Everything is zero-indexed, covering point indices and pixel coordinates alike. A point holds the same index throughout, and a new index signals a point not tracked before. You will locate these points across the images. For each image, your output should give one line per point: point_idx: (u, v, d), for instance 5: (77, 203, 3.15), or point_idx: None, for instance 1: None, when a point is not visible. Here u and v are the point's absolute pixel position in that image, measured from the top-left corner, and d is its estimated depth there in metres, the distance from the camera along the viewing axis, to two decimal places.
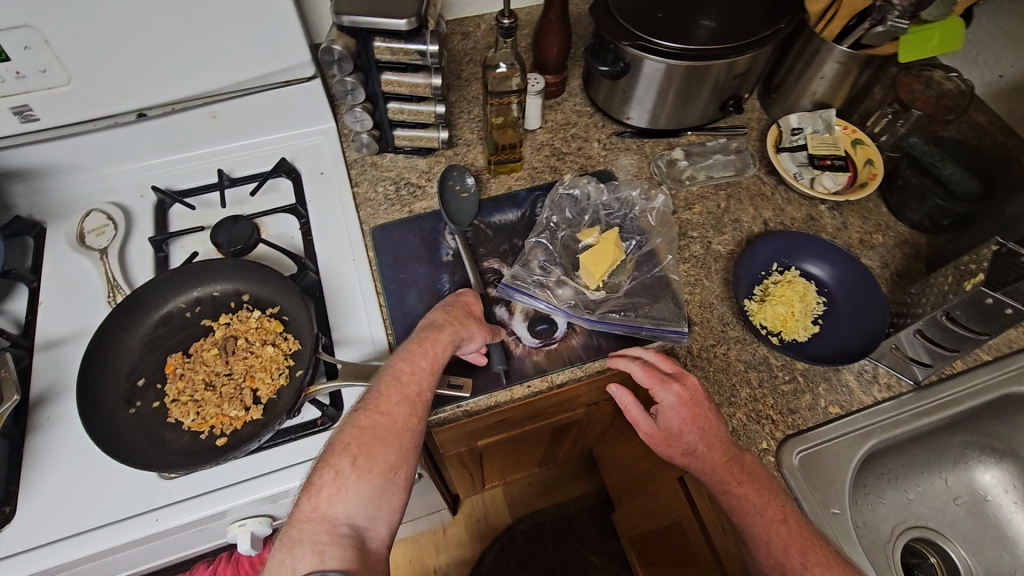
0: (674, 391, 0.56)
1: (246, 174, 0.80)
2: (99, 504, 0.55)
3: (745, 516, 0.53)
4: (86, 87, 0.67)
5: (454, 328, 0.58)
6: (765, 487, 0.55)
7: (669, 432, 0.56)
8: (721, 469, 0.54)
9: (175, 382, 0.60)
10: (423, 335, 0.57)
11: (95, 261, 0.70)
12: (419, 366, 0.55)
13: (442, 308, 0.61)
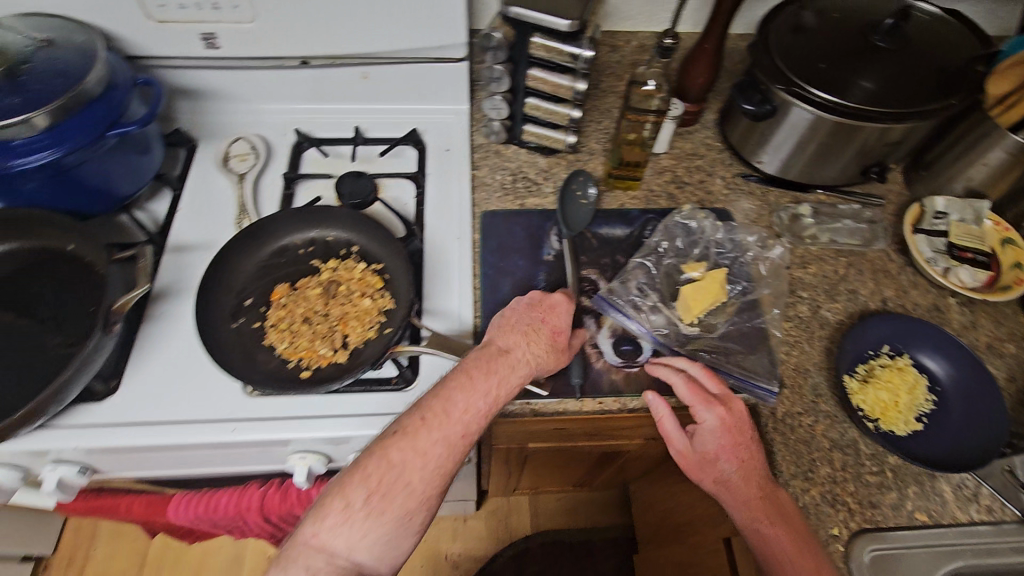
0: (716, 411, 0.56)
1: (378, 135, 0.84)
2: (187, 401, 0.60)
3: (773, 561, 0.52)
4: (265, 28, 0.73)
5: (525, 366, 0.57)
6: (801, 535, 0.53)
7: (705, 456, 0.57)
8: (753, 507, 0.54)
9: (277, 310, 0.64)
10: (489, 367, 0.56)
11: (233, 184, 0.77)
12: (473, 401, 0.53)
13: (518, 333, 0.59)
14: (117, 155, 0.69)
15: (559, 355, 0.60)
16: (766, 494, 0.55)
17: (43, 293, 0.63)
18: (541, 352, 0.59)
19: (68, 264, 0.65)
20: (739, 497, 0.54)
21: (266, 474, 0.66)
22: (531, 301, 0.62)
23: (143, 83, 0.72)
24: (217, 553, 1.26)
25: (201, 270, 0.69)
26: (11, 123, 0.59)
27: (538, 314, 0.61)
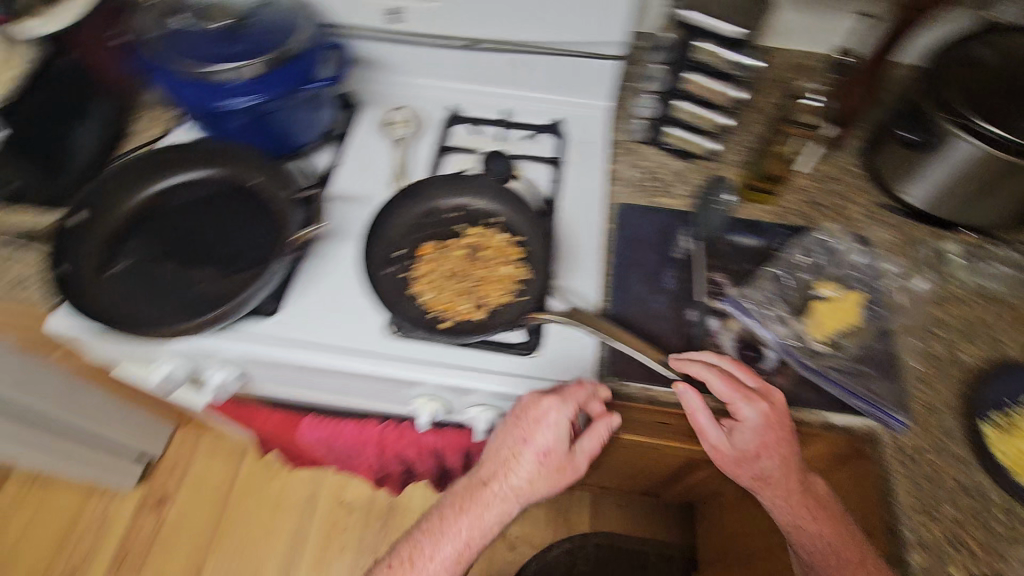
0: (758, 408, 0.57)
1: (523, 120, 0.88)
2: (339, 332, 0.67)
3: (812, 550, 0.59)
4: (445, 9, 0.80)
5: (499, 505, 0.63)
6: (840, 522, 0.60)
7: (744, 454, 0.59)
8: (794, 501, 0.59)
9: (424, 263, 0.69)
10: (461, 503, 0.65)
11: (391, 148, 0.84)
12: (448, 540, 0.64)
13: (500, 464, 0.64)
14: (301, 111, 0.77)
15: (550, 479, 0.63)
16: (803, 484, 0.59)
17: (228, 219, 0.71)
18: (527, 474, 0.63)
19: (249, 196, 0.73)
20: (782, 495, 0.59)
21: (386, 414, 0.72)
22: (516, 414, 0.62)
23: (336, 49, 0.80)
24: (296, 489, 1.36)
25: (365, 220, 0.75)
26: (231, 66, 0.69)
27: (522, 434, 0.62)
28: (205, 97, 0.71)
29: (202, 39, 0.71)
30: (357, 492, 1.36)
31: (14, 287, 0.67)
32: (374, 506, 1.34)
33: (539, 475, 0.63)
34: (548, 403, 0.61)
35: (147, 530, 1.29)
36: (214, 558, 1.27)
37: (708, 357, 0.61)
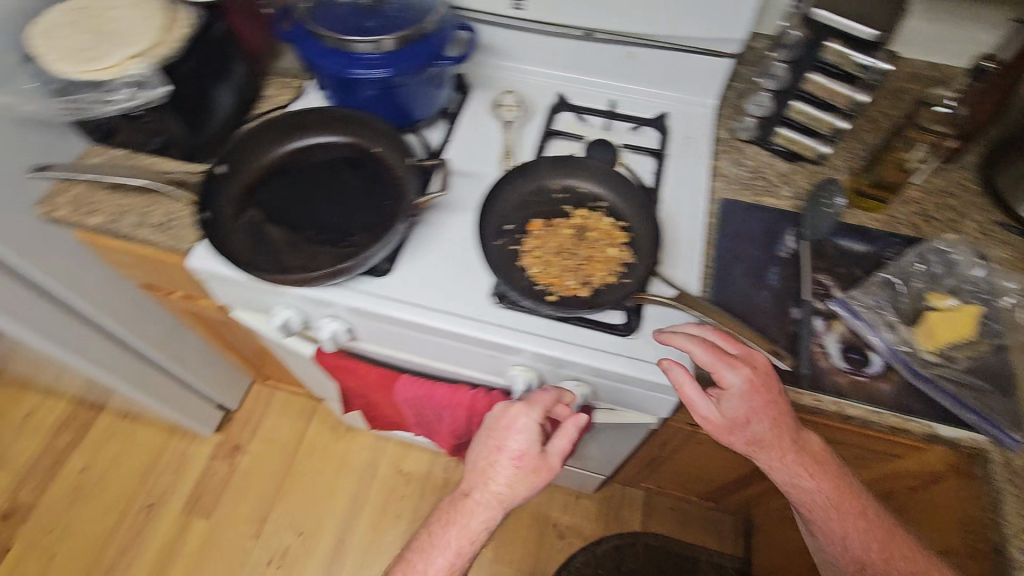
0: (743, 374, 0.57)
1: (629, 112, 0.90)
2: (448, 296, 0.71)
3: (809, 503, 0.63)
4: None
5: (484, 510, 0.65)
6: (835, 475, 0.63)
7: (733, 422, 0.60)
8: (791, 462, 0.61)
9: (532, 239, 0.71)
10: (445, 515, 0.67)
11: (501, 129, 0.87)
12: (439, 552, 0.65)
13: (478, 474, 0.66)
14: (423, 89, 0.81)
15: (529, 481, 0.65)
16: (798, 444, 0.61)
17: (351, 182, 0.76)
18: (507, 476, 0.64)
19: (370, 163, 0.77)
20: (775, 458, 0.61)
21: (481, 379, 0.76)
22: (489, 427, 0.68)
23: (463, 31, 0.83)
24: (358, 453, 1.42)
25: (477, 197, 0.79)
26: (368, 39, 0.74)
27: (495, 443, 0.66)
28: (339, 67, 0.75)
29: (343, 12, 0.76)
30: (415, 463, 1.41)
31: (161, 229, 0.74)
32: (430, 480, 1.39)
33: (518, 476, 0.65)
34: (517, 411, 0.66)
35: (221, 474, 1.38)
36: (280, 508, 1.34)
37: (689, 328, 0.62)
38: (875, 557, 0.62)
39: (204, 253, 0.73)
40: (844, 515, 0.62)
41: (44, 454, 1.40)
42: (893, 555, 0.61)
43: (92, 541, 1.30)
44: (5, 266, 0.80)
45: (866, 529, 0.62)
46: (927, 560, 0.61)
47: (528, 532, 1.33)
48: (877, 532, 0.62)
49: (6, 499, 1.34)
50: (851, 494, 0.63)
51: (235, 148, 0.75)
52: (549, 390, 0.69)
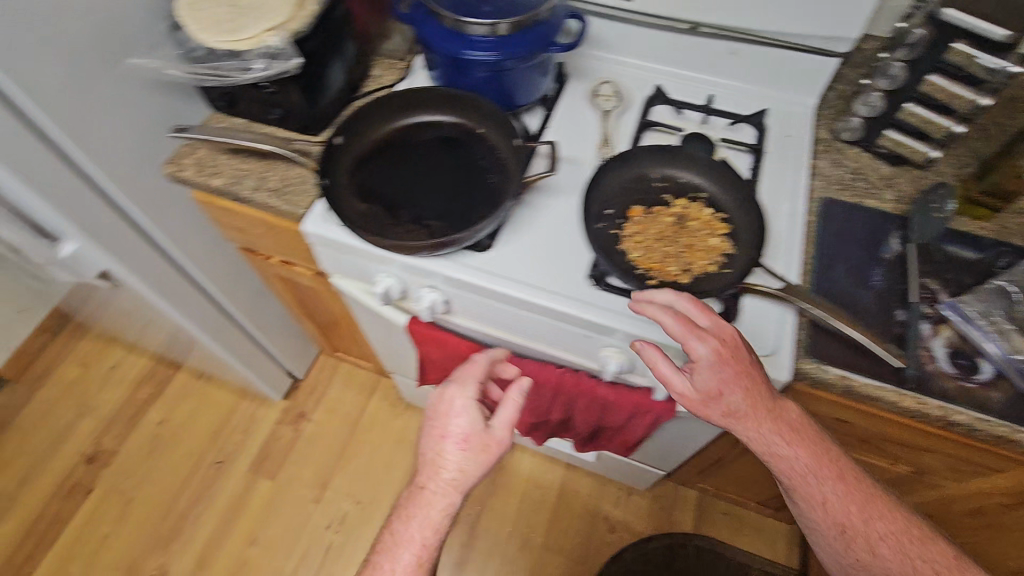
0: (710, 346, 0.60)
1: (725, 108, 0.89)
2: (547, 275, 0.73)
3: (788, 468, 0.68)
4: None
5: (441, 496, 0.66)
6: (810, 443, 0.68)
7: (707, 393, 0.63)
8: (771, 432, 0.65)
9: (634, 224, 0.73)
10: (406, 508, 0.68)
11: (599, 118, 0.88)
12: (406, 545, 0.66)
13: (429, 465, 0.68)
14: (529, 75, 0.83)
15: (480, 458, 0.67)
16: (773, 413, 0.64)
17: (456, 159, 0.79)
18: (460, 457, 0.67)
19: (475, 143, 0.80)
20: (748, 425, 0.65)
21: (571, 359, 0.79)
22: (430, 416, 0.71)
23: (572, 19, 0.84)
24: (416, 430, 1.46)
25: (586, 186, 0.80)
26: (485, 23, 0.76)
27: (439, 431, 0.69)
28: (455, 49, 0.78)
29: None
30: None
31: (277, 194, 0.79)
32: None
33: (470, 455, 0.67)
34: (455, 394, 0.70)
35: (286, 438, 1.44)
36: (340, 476, 1.39)
37: (668, 293, 0.63)
38: (859, 521, 0.69)
39: (317, 218, 0.77)
40: (827, 483, 0.68)
41: (126, 405, 1.49)
42: (874, 516, 0.69)
43: (167, 491, 1.38)
44: (132, 222, 0.86)
45: (848, 494, 0.69)
46: (905, 518, 0.70)
47: (578, 522, 1.35)
48: (859, 497, 0.70)
49: (92, 443, 1.44)
50: (830, 462, 0.69)
51: (350, 122, 0.79)
52: (481, 362, 0.74)
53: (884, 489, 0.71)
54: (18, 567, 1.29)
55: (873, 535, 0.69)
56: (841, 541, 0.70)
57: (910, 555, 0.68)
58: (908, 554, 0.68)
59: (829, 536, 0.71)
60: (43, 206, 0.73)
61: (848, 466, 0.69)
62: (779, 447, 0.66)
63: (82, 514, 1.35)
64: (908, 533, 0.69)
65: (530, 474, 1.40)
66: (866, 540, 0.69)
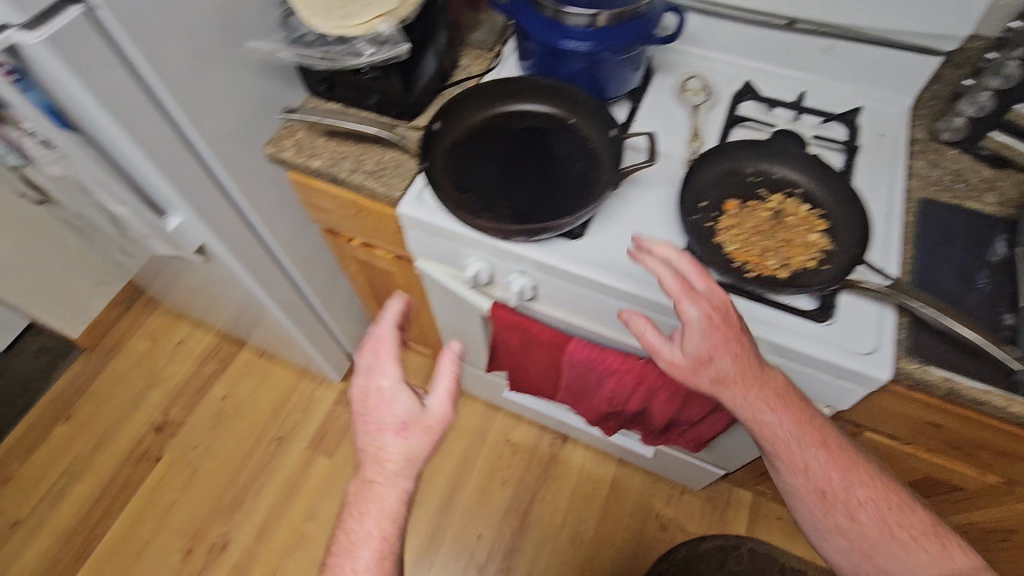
0: (703, 308, 0.62)
1: (816, 106, 0.88)
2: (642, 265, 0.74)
3: (773, 438, 0.69)
4: None
5: (391, 490, 0.65)
6: (796, 411, 0.69)
7: (699, 359, 0.64)
8: (756, 398, 0.66)
9: (729, 218, 0.73)
10: (358, 500, 0.67)
11: (687, 112, 0.88)
12: (365, 541, 0.66)
13: (372, 459, 0.66)
14: (622, 68, 0.83)
15: (424, 440, 0.66)
16: (760, 379, 0.66)
17: (547, 148, 0.80)
18: (403, 444, 0.65)
19: (566, 133, 0.81)
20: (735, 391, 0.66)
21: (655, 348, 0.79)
22: (361, 408, 0.68)
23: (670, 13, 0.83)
24: (470, 418, 1.48)
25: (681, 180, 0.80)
26: (584, 13, 0.76)
27: (377, 420, 0.67)
28: (550, 37, 0.79)
29: None
30: (523, 434, 1.45)
31: (373, 177, 0.81)
32: (537, 453, 1.43)
33: (417, 440, 0.66)
34: (385, 380, 0.68)
35: (343, 419, 1.48)
36: None
37: (671, 249, 0.65)
38: (840, 487, 0.71)
39: (414, 201, 0.80)
40: (812, 451, 0.70)
41: (192, 378, 1.55)
42: (853, 482, 0.72)
43: (231, 462, 1.43)
44: (230, 199, 0.90)
45: (831, 461, 0.71)
46: (882, 484, 0.73)
47: (630, 517, 1.35)
48: (840, 464, 0.71)
49: (160, 413, 1.49)
50: (813, 430, 0.70)
51: (447, 109, 0.81)
52: (393, 329, 0.71)
53: (863, 455, 0.73)
54: (93, 526, 1.36)
55: (852, 501, 0.71)
56: (818, 506, 0.72)
57: (885, 518, 0.71)
58: (887, 520, 0.71)
59: (807, 502, 0.73)
60: (160, 180, 0.77)
61: (831, 434, 0.70)
62: (766, 412, 0.68)
63: (151, 480, 1.41)
64: (885, 499, 0.72)
65: (582, 467, 1.41)
66: (845, 506, 0.71)
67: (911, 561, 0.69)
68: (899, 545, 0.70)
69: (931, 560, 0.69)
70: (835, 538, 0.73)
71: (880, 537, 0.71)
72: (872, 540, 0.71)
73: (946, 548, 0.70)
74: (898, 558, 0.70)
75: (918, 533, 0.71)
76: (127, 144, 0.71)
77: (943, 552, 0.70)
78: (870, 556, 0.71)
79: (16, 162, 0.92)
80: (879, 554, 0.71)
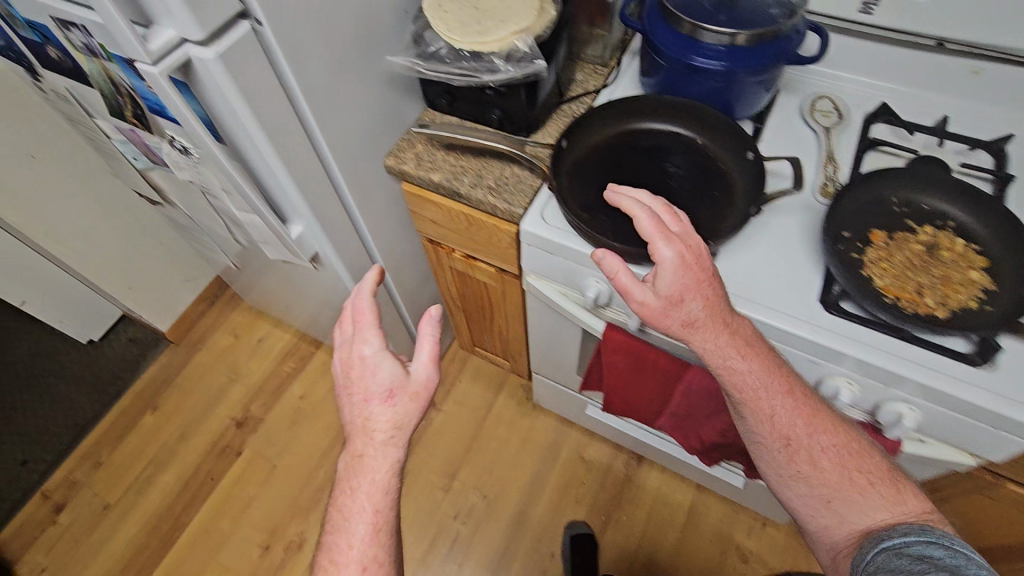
0: (677, 246, 0.61)
1: (959, 130, 0.83)
2: (780, 298, 0.71)
3: (739, 384, 0.66)
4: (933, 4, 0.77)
5: (382, 463, 0.61)
6: (764, 357, 0.66)
7: (670, 300, 0.63)
8: (725, 342, 0.65)
9: (877, 249, 0.69)
10: (349, 474, 0.63)
11: (818, 132, 0.84)
12: (359, 517, 0.62)
13: (361, 431, 0.63)
14: (754, 90, 0.79)
15: (411, 405, 0.62)
16: (730, 325, 0.65)
17: (675, 168, 0.77)
18: (391, 412, 0.61)
19: (695, 153, 0.78)
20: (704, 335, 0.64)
21: None
22: (346, 382, 0.65)
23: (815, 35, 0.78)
24: (542, 432, 1.46)
25: (820, 210, 0.76)
26: (725, 31, 0.73)
27: (361, 389, 0.63)
28: (685, 54, 0.77)
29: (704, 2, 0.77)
30: (597, 452, 1.43)
31: (495, 192, 0.81)
32: (611, 473, 1.40)
33: (407, 407, 0.62)
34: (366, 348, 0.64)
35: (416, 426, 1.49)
36: (467, 468, 1.42)
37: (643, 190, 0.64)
38: (803, 432, 0.68)
39: (537, 218, 0.78)
40: (777, 396, 0.66)
41: (273, 376, 1.59)
42: (818, 428, 0.68)
43: (308, 462, 1.45)
44: (347, 208, 0.91)
45: (796, 407, 0.68)
46: (847, 429, 0.68)
47: (709, 547, 1.31)
48: (805, 409, 0.68)
49: (240, 409, 1.53)
50: (781, 377, 0.67)
51: (574, 127, 0.80)
52: (371, 300, 0.66)
53: (829, 403, 0.70)
54: (178, 516, 1.40)
55: (816, 448, 0.68)
56: (782, 455, 0.69)
57: (844, 463, 0.67)
58: (847, 465, 0.67)
59: (772, 450, 0.70)
60: (291, 190, 0.78)
61: (797, 380, 0.67)
62: (728, 351, 0.65)
63: (232, 474, 1.45)
64: (847, 445, 0.68)
65: (658, 490, 1.37)
66: (808, 452, 0.68)
67: (866, 506, 0.65)
68: (856, 490, 0.66)
69: (884, 504, 0.65)
70: (793, 483, 0.70)
71: (839, 482, 0.67)
72: (832, 485, 0.67)
73: (900, 493, 0.65)
74: (852, 503, 0.66)
75: (875, 478, 0.66)
76: (270, 157, 0.72)
77: (898, 497, 0.65)
78: (828, 501, 0.67)
79: (143, 165, 0.96)
80: (839, 499, 0.67)
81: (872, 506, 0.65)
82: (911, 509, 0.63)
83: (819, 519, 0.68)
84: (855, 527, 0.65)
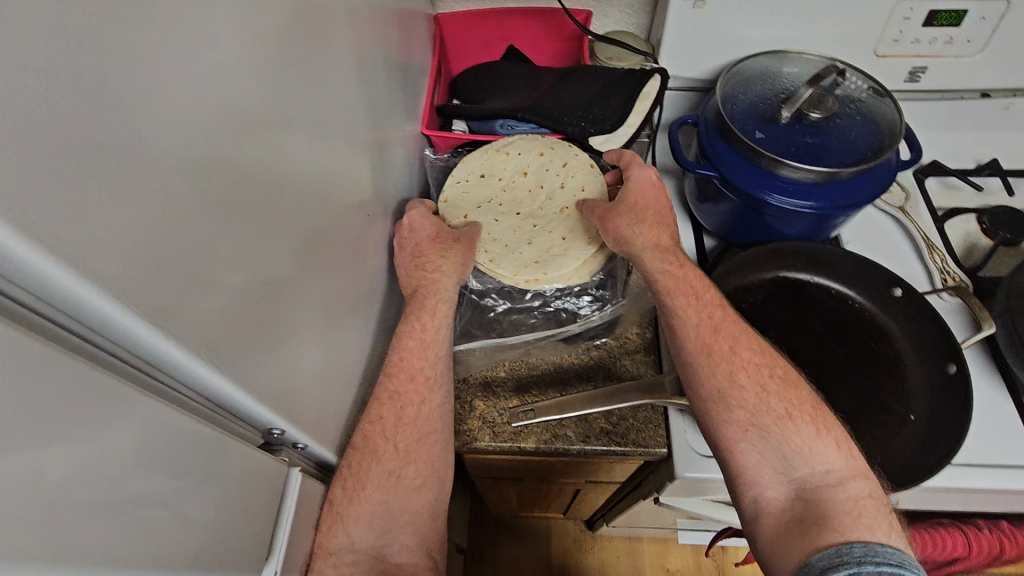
0: (644, 172, 0.58)
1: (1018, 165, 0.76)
2: (1008, 449, 0.58)
3: (676, 296, 0.53)
4: (985, 60, 0.70)
5: (432, 286, 0.53)
6: (705, 286, 0.55)
7: (629, 205, 0.56)
8: (655, 239, 0.55)
9: None
10: (409, 310, 0.53)
11: (897, 218, 0.73)
12: (408, 335, 0.52)
13: (413, 266, 0.55)
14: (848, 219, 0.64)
15: (449, 250, 0.55)
16: (673, 251, 0.55)
17: (827, 346, 0.63)
18: (440, 248, 0.54)
19: (832, 321, 0.64)
20: (646, 233, 0.55)
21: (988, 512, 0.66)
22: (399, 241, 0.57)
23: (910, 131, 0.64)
24: (619, 566, 1.28)
25: (962, 311, 0.66)
26: (813, 169, 0.58)
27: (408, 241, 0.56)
28: (761, 191, 0.60)
29: (778, 126, 0.61)
30: (681, 558, 1.29)
31: (616, 439, 0.60)
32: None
33: (445, 252, 0.55)
34: (417, 209, 0.57)
35: None
36: None
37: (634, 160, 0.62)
38: (724, 341, 0.52)
39: (698, 460, 0.58)
40: (705, 306, 0.53)
41: None
42: (742, 342, 0.52)
43: None
44: None
45: (724, 322, 0.52)
46: (774, 353, 0.52)
47: None
48: (755, 342, 0.52)
49: None
50: (714, 295, 0.54)
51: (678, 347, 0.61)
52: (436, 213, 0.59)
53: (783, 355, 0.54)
54: None
55: (738, 363, 0.51)
56: (704, 366, 0.51)
57: (765, 385, 0.50)
58: (769, 390, 0.50)
59: (687, 360, 0.52)
60: None
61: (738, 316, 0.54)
62: (657, 240, 0.55)
63: None
64: (773, 368, 0.51)
65: None
66: (729, 364, 0.51)
67: (797, 447, 0.48)
68: (776, 420, 0.49)
69: (801, 446, 0.48)
70: (707, 406, 0.51)
71: (759, 406, 0.49)
72: (749, 410, 0.50)
73: (821, 437, 0.48)
74: (770, 436, 0.49)
75: (797, 411, 0.49)
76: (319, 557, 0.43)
77: (818, 440, 0.48)
78: (748, 431, 0.49)
79: None
80: (756, 430, 0.49)
81: (794, 443, 0.48)
82: (833, 461, 0.48)
83: (733, 456, 0.50)
84: (779, 470, 0.48)
